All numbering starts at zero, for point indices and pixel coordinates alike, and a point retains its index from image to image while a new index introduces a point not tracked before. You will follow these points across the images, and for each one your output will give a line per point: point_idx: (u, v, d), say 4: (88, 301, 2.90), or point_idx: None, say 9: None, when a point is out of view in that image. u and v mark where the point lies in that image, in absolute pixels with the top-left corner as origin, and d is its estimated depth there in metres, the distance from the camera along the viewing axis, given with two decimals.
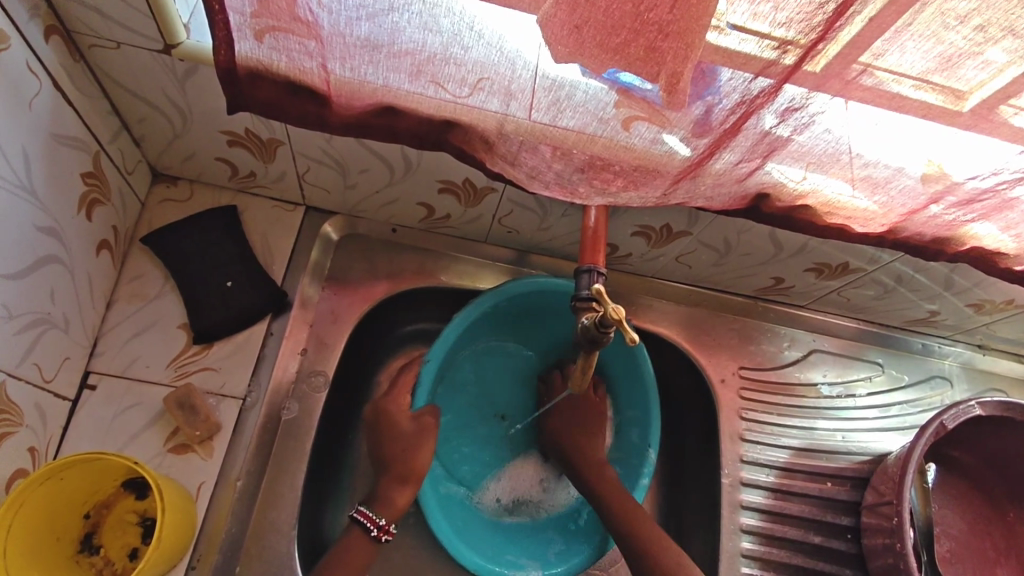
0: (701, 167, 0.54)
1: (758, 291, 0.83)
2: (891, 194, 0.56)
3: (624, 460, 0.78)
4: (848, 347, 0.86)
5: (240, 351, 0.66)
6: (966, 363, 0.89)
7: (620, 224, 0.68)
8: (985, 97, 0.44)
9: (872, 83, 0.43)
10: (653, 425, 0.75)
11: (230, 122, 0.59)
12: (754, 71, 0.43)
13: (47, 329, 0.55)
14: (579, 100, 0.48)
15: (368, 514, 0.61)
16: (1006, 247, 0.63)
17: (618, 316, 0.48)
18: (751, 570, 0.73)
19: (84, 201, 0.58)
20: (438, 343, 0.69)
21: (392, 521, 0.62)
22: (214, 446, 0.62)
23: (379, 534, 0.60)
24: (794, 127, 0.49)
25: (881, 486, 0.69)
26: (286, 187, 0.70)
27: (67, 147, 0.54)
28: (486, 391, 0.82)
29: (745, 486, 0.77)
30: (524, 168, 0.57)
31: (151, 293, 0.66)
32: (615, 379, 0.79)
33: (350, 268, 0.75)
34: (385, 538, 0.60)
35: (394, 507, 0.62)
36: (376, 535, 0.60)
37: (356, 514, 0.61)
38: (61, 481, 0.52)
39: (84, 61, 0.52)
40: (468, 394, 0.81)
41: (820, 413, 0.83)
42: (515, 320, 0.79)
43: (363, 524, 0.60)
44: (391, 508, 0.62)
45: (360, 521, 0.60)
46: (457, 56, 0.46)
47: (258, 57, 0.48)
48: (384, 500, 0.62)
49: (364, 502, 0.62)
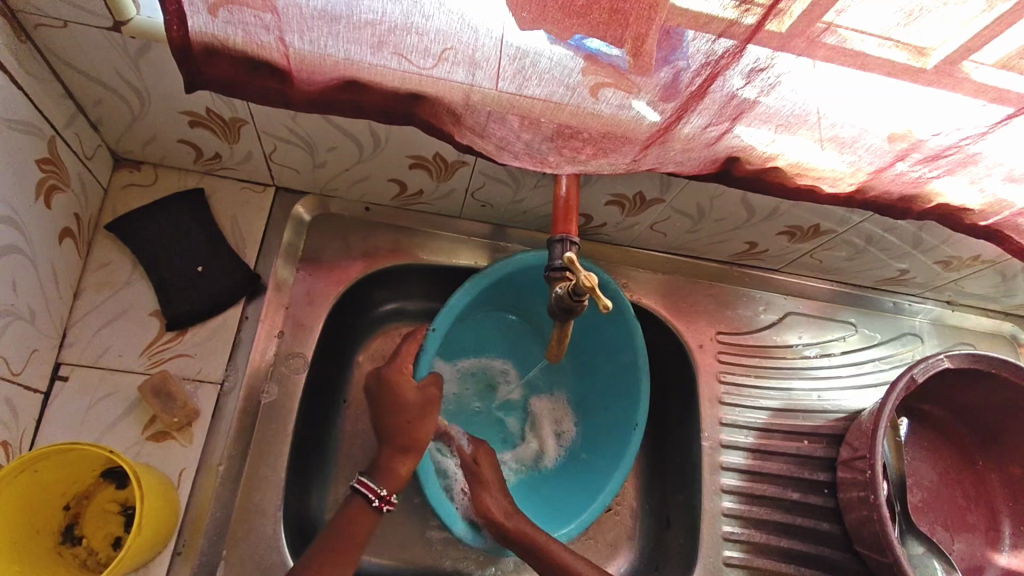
0: (669, 132, 0.54)
1: (733, 257, 0.83)
2: (858, 153, 0.57)
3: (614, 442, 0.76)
4: (823, 308, 0.88)
5: (215, 336, 0.65)
6: (936, 320, 0.91)
7: (593, 193, 0.68)
8: (946, 52, 0.44)
9: (835, 41, 0.44)
10: (641, 402, 0.74)
11: (190, 103, 0.57)
12: (717, 32, 0.43)
13: (11, 322, 0.53)
14: (545, 67, 0.47)
15: (369, 484, 0.61)
16: (971, 203, 0.64)
17: (591, 284, 0.48)
18: (732, 529, 0.76)
19: (42, 188, 0.56)
20: (441, 314, 0.67)
21: (393, 492, 0.62)
22: (194, 432, 0.61)
23: (379, 505, 0.61)
24: (760, 88, 0.49)
25: (856, 442, 0.70)
26: (253, 168, 0.69)
27: (19, 132, 0.52)
28: (484, 361, 0.83)
29: (725, 448, 0.79)
30: (494, 139, 0.56)
31: (119, 282, 0.64)
32: (610, 357, 0.79)
33: (324, 248, 0.74)
34: (385, 509, 0.62)
35: (394, 477, 0.62)
36: (377, 505, 0.61)
37: (356, 484, 0.61)
38: (35, 473, 0.51)
39: (31, 42, 0.50)
40: (468, 362, 0.82)
41: (796, 374, 0.84)
42: (512, 292, 0.78)
43: (364, 494, 0.61)
44: (391, 479, 0.62)
45: (360, 491, 0.61)
46: (419, 25, 0.45)
47: (213, 32, 0.46)
48: (385, 471, 0.62)
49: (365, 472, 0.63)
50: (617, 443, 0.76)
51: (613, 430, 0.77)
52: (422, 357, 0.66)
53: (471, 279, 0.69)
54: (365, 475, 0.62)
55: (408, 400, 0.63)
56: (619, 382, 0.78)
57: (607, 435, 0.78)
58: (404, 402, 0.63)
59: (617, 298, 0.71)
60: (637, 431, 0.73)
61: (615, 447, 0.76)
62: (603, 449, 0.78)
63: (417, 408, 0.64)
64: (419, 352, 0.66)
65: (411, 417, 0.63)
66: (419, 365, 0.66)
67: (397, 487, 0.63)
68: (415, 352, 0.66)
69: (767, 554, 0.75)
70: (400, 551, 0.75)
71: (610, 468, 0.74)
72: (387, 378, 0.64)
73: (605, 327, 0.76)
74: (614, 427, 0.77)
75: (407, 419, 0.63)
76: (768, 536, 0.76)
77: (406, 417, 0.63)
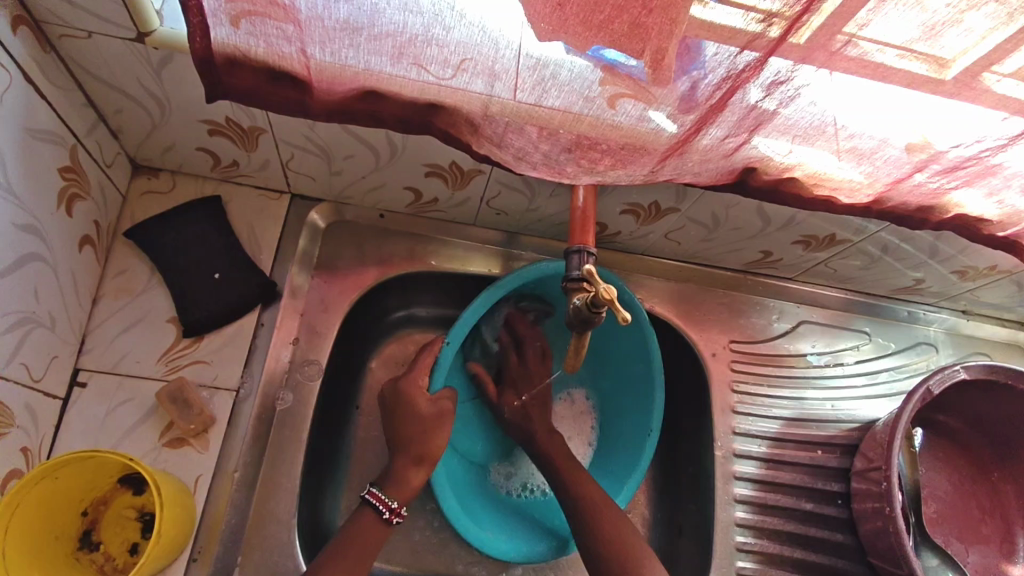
0: (688, 143, 0.54)
1: (747, 265, 0.83)
2: (876, 164, 0.57)
3: (629, 447, 0.77)
4: (836, 317, 0.87)
5: (231, 343, 0.65)
6: (950, 329, 0.90)
7: (608, 202, 0.68)
8: (968, 65, 0.44)
9: (857, 54, 0.44)
10: (654, 408, 0.75)
11: (209, 112, 0.58)
12: (740, 45, 0.43)
13: (33, 329, 0.54)
14: (565, 79, 0.48)
15: (380, 497, 0.61)
16: (990, 214, 0.64)
17: (609, 297, 0.48)
18: (745, 539, 0.75)
19: (64, 196, 0.56)
20: (457, 325, 0.67)
21: (403, 505, 0.62)
22: (210, 439, 0.62)
23: (390, 516, 0.61)
24: (780, 100, 0.49)
25: (870, 453, 0.70)
26: (270, 175, 0.69)
27: (43, 141, 0.52)
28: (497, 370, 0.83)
29: (738, 457, 0.79)
30: (511, 149, 0.56)
31: (136, 288, 0.65)
32: (630, 365, 0.78)
33: (339, 255, 0.75)
34: (396, 521, 0.61)
35: (405, 487, 0.63)
36: (387, 517, 0.61)
37: (368, 496, 0.61)
38: (56, 480, 0.52)
39: (55, 53, 0.51)
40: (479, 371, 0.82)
41: (809, 383, 0.84)
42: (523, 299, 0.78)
43: (375, 506, 0.61)
44: (402, 487, 0.62)
45: (372, 503, 0.61)
46: (440, 37, 0.46)
47: (235, 43, 0.47)
48: (396, 479, 0.63)
49: (376, 483, 0.63)
50: (636, 451, 0.76)
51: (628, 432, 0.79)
52: (438, 369, 0.67)
53: (490, 287, 0.69)
54: (376, 485, 0.62)
55: (424, 412, 0.64)
56: (631, 389, 0.79)
57: (621, 438, 0.79)
58: (419, 413, 0.64)
59: (633, 305, 0.70)
60: (653, 434, 0.75)
61: (631, 451, 0.77)
62: (621, 456, 0.78)
63: (430, 420, 0.64)
64: (435, 363, 0.67)
65: (423, 428, 0.64)
66: (434, 378, 0.67)
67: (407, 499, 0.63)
68: (432, 364, 0.67)
69: (780, 565, 0.75)
70: (412, 558, 0.75)
71: (628, 470, 0.75)
72: (402, 391, 0.65)
73: (618, 333, 0.77)
74: (628, 432, 0.79)
75: (421, 430, 0.64)
76: (781, 547, 0.75)
77: (423, 427, 0.64)
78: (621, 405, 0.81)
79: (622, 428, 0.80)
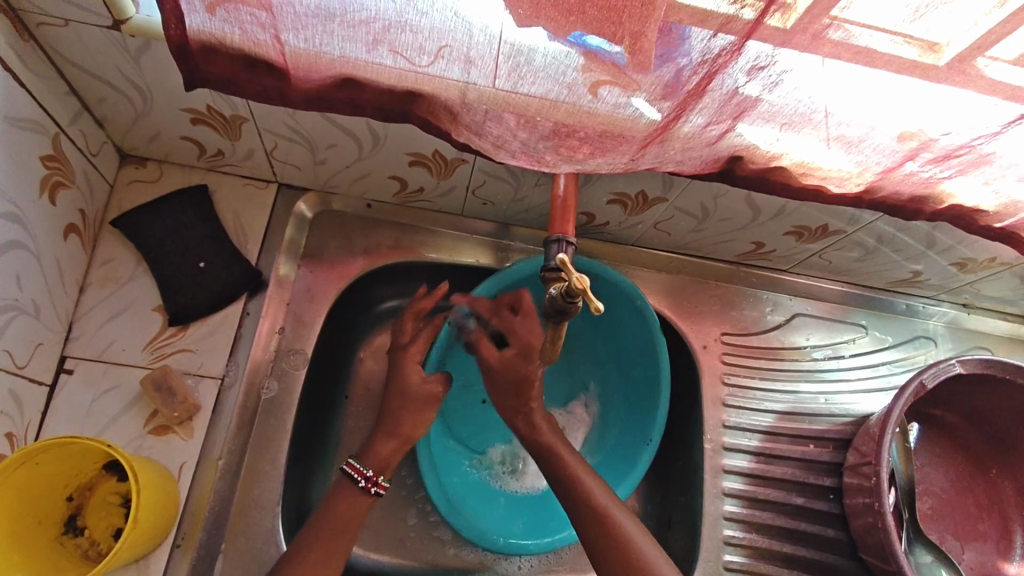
0: (668, 131, 0.53)
1: (739, 256, 0.82)
2: (865, 153, 0.55)
3: (624, 452, 0.78)
4: (833, 309, 0.86)
5: (216, 332, 0.66)
6: (951, 323, 0.89)
7: (595, 191, 0.68)
8: (959, 49, 0.43)
9: (840, 38, 0.42)
10: (656, 419, 0.74)
11: (191, 100, 0.58)
12: (715, 28, 0.42)
13: (15, 316, 0.54)
14: (540, 65, 0.47)
15: (356, 467, 0.61)
16: (985, 205, 0.62)
17: (583, 286, 0.47)
18: (733, 533, 0.75)
19: (47, 184, 0.57)
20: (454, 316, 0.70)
21: (382, 475, 0.62)
22: (194, 427, 0.62)
23: (367, 485, 0.60)
24: (763, 85, 0.48)
25: (863, 447, 0.69)
26: (256, 165, 0.69)
27: (23, 130, 0.53)
28: None
29: (728, 451, 0.78)
30: (490, 138, 0.55)
31: (124, 276, 0.65)
32: (632, 373, 0.79)
33: (326, 245, 0.75)
34: (375, 490, 0.60)
35: (377, 457, 0.62)
36: (364, 487, 0.60)
37: (346, 467, 0.61)
38: (37, 465, 0.52)
39: (34, 41, 0.51)
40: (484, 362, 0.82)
41: (803, 377, 0.83)
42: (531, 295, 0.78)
43: (352, 477, 0.60)
44: (374, 458, 0.62)
45: (349, 474, 0.60)
46: (413, 23, 0.45)
47: (210, 30, 0.46)
48: (369, 451, 0.62)
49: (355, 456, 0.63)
50: (630, 455, 0.77)
51: (629, 437, 0.78)
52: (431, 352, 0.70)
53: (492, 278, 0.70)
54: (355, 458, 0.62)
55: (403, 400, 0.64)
56: (638, 382, 0.79)
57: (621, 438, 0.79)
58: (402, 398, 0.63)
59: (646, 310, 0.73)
60: (650, 445, 0.74)
61: (626, 459, 0.77)
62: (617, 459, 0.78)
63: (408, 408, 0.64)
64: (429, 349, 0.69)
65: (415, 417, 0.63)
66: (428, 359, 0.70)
67: (380, 472, 0.62)
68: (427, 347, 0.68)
69: (769, 559, 0.74)
70: (400, 548, 0.75)
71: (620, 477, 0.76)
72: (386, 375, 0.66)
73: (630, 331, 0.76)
74: (627, 436, 0.78)
75: (390, 425, 0.63)
76: (770, 541, 0.75)
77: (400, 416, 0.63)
78: (616, 409, 0.81)
79: (613, 431, 0.81)
